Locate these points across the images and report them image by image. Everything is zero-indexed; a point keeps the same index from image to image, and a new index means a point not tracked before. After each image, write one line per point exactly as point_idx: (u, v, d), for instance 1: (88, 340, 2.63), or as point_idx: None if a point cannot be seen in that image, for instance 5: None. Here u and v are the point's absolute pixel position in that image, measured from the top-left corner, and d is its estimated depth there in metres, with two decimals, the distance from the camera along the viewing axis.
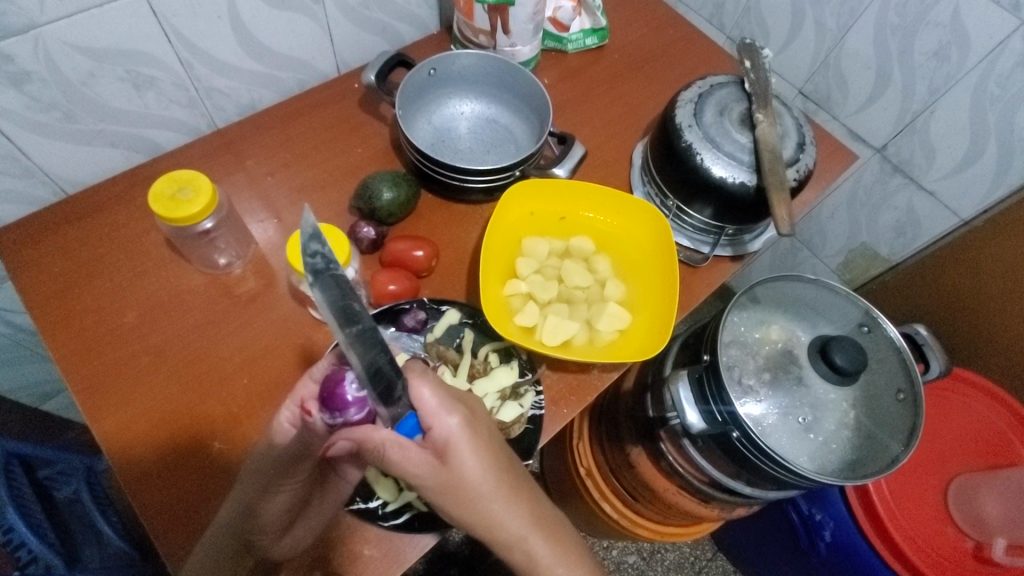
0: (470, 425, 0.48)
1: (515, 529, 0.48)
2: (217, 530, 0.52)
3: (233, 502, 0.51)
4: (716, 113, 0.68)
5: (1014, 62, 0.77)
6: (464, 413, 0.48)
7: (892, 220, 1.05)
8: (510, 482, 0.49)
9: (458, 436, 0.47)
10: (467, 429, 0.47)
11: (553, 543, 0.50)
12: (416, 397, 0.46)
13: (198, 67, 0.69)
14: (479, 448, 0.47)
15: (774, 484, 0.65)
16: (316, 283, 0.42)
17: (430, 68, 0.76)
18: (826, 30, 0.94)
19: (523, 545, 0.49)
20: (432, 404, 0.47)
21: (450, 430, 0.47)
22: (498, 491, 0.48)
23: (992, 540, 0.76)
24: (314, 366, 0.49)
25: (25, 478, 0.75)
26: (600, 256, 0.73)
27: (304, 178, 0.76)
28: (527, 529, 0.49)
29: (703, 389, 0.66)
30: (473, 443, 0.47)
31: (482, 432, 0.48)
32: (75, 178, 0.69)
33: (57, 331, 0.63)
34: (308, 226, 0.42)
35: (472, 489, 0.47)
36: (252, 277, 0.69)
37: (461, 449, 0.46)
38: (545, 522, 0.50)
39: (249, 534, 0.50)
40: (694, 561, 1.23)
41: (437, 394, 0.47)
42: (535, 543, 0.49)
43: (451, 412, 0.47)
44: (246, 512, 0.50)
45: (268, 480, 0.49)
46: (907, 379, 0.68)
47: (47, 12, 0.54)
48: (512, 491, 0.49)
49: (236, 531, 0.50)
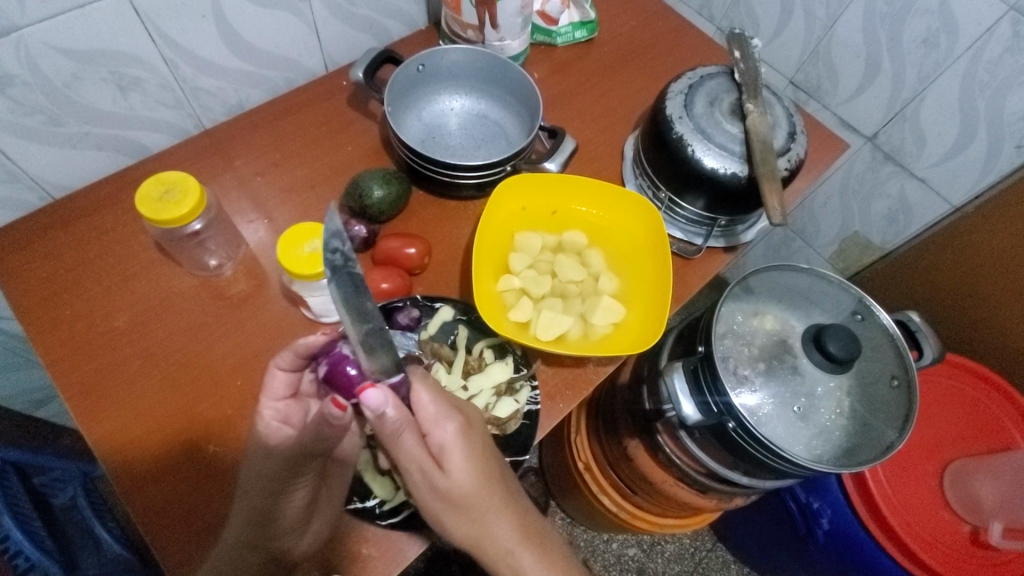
0: (465, 431, 0.48)
1: (504, 542, 0.48)
2: (229, 542, 0.50)
3: (242, 509, 0.50)
4: (707, 104, 0.68)
5: (1002, 48, 0.77)
6: (459, 420, 0.48)
7: (883, 208, 1.06)
8: (502, 492, 0.48)
9: (452, 443, 0.47)
10: (461, 437, 0.48)
11: (542, 558, 0.49)
12: (416, 401, 0.47)
13: (185, 67, 0.68)
14: (472, 458, 0.47)
15: (771, 473, 0.66)
16: (332, 279, 0.44)
17: (418, 63, 0.76)
18: (815, 20, 0.94)
19: (510, 559, 0.48)
20: (429, 413, 0.47)
21: (444, 439, 0.47)
22: (490, 500, 0.48)
23: (988, 524, 0.77)
24: (275, 358, 0.52)
25: (22, 486, 0.77)
26: (593, 249, 0.73)
27: (293, 178, 0.75)
28: (516, 543, 0.48)
29: (698, 380, 0.66)
30: (467, 451, 0.47)
31: (476, 440, 0.48)
32: (61, 182, 0.68)
33: (47, 335, 0.62)
34: (331, 224, 0.44)
35: (464, 497, 0.47)
36: (243, 278, 0.68)
37: (452, 458, 0.47)
38: (535, 536, 0.50)
39: (265, 540, 0.49)
40: (694, 551, 1.24)
41: (436, 400, 0.48)
42: (525, 557, 0.48)
43: (447, 419, 0.48)
44: (257, 521, 0.49)
45: (275, 484, 0.49)
46: (901, 366, 0.68)
47: (27, 15, 0.54)
48: (504, 500, 0.48)
49: (253, 541, 0.49)
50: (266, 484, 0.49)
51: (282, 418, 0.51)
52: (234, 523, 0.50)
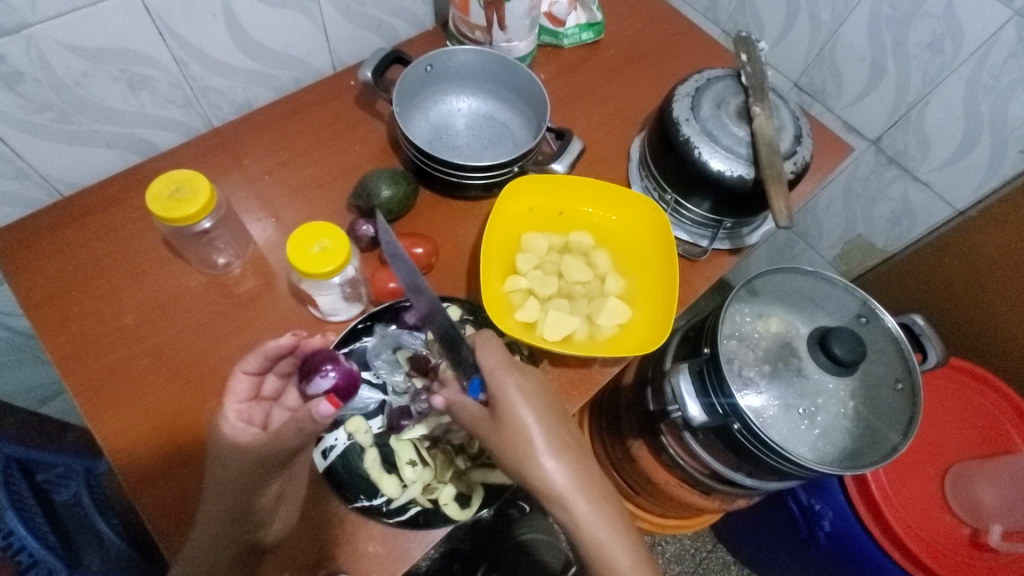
0: (522, 380, 0.53)
1: (561, 486, 0.51)
2: (205, 540, 0.50)
3: (216, 508, 0.50)
4: (713, 106, 0.69)
5: (1007, 54, 0.78)
6: (518, 371, 0.54)
7: (887, 212, 1.06)
8: (558, 439, 0.53)
9: (510, 390, 0.52)
10: (520, 383, 0.53)
11: (598, 506, 0.51)
12: (482, 357, 0.54)
13: (194, 66, 0.68)
14: (528, 403, 0.52)
15: (774, 474, 0.66)
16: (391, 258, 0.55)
17: (426, 64, 0.76)
18: (821, 23, 0.94)
19: (565, 503, 0.51)
20: (490, 363, 0.53)
21: (504, 385, 0.53)
22: (547, 446, 0.52)
23: (988, 526, 0.78)
24: (241, 362, 0.54)
25: (24, 482, 0.76)
26: (599, 250, 0.73)
27: (301, 177, 0.75)
28: (571, 489, 0.51)
29: (704, 381, 0.67)
30: (526, 397, 0.53)
31: (532, 389, 0.54)
32: (70, 179, 0.69)
33: (56, 333, 0.62)
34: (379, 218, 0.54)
35: (524, 439, 0.51)
36: (251, 276, 0.68)
37: (511, 402, 0.52)
38: (594, 487, 0.52)
39: (245, 534, 0.51)
40: (694, 552, 1.24)
41: (495, 356, 0.54)
42: (579, 503, 0.51)
43: (507, 369, 0.53)
44: (233, 517, 0.50)
45: (252, 482, 0.50)
46: (905, 369, 0.69)
47: (38, 12, 0.54)
48: (559, 448, 0.52)
49: (233, 537, 0.50)
50: (241, 483, 0.50)
51: (245, 419, 0.54)
52: (206, 521, 0.50)
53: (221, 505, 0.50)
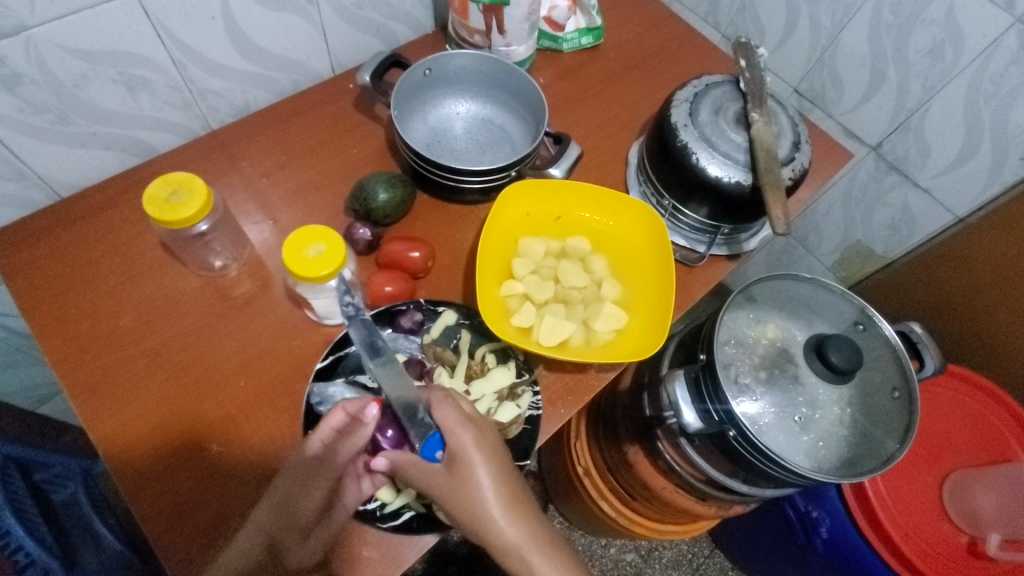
0: (479, 438, 0.53)
1: (514, 538, 0.52)
2: (244, 534, 0.52)
3: (270, 499, 0.52)
4: (711, 112, 0.68)
5: (1008, 60, 0.77)
6: (476, 429, 0.53)
7: (886, 218, 1.06)
8: (513, 492, 0.53)
9: (468, 449, 0.52)
10: (477, 441, 0.53)
11: (552, 557, 0.53)
12: (439, 416, 0.53)
13: (192, 68, 0.68)
14: (486, 459, 0.52)
15: (769, 481, 0.66)
16: (352, 323, 0.58)
17: (425, 68, 0.76)
18: (821, 28, 0.94)
19: (519, 553, 0.52)
20: (453, 423, 0.53)
21: (462, 445, 0.52)
22: (501, 501, 0.52)
23: (986, 535, 0.77)
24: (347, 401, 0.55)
25: (23, 482, 0.76)
26: (596, 255, 0.73)
27: (299, 180, 0.75)
28: (523, 539, 0.52)
29: (700, 388, 0.66)
30: (484, 456, 0.52)
31: (489, 445, 0.53)
32: (68, 181, 0.69)
33: (53, 335, 0.62)
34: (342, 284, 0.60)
35: (479, 499, 0.51)
36: (247, 278, 0.69)
37: (468, 462, 0.52)
38: (545, 538, 0.53)
39: (279, 534, 0.52)
40: (691, 558, 1.24)
41: (456, 416, 0.53)
42: (533, 555, 0.52)
43: (464, 428, 0.53)
44: (279, 509, 0.52)
45: (307, 478, 0.52)
46: (902, 377, 0.68)
47: (37, 14, 0.54)
48: (513, 503, 0.53)
49: (269, 530, 0.52)
50: (295, 477, 0.52)
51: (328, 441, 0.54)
52: (259, 514, 0.52)
53: (271, 500, 0.52)
